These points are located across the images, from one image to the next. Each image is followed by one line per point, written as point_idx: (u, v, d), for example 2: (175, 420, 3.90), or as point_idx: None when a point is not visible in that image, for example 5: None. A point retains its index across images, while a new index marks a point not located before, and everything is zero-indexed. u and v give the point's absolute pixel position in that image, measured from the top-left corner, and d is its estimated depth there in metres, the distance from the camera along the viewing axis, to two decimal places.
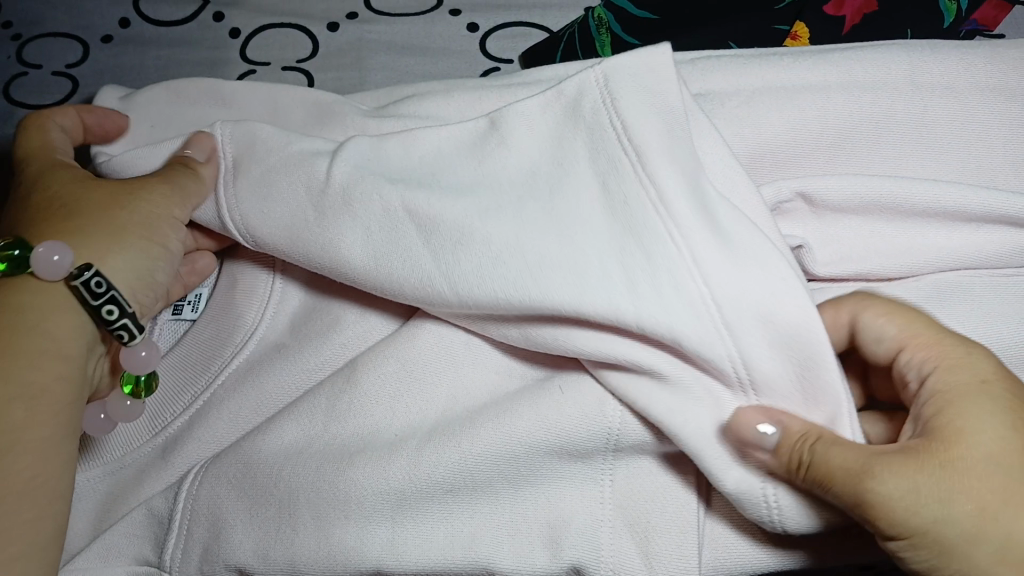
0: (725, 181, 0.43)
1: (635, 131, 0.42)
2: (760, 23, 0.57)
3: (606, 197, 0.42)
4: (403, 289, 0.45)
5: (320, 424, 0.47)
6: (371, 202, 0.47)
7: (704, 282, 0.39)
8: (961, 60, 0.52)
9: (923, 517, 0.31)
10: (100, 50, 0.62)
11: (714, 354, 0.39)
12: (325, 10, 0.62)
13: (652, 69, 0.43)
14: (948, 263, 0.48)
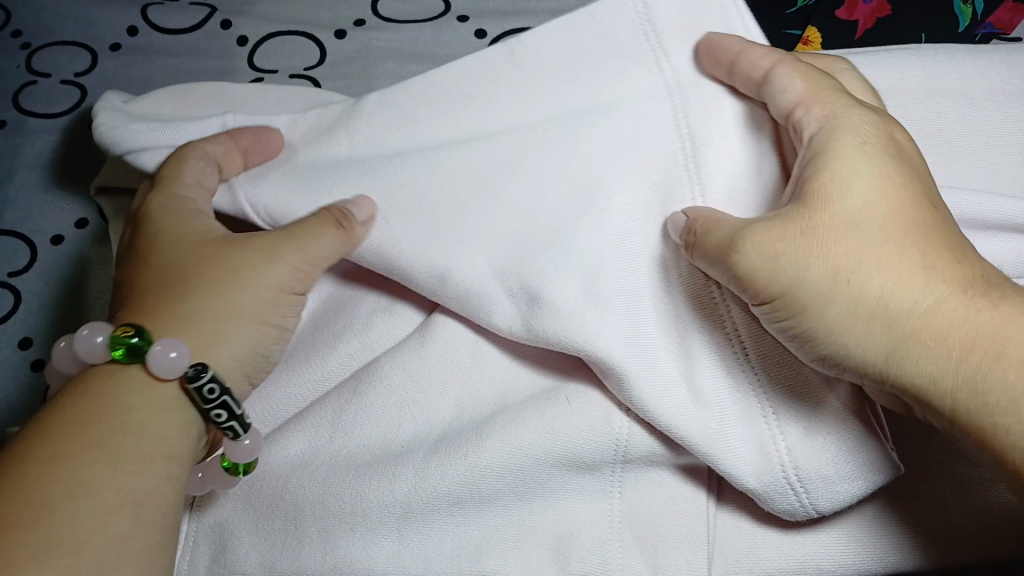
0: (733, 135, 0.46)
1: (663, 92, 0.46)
2: (770, 28, 0.56)
3: (634, 160, 0.45)
4: (425, 253, 0.45)
5: (326, 435, 0.47)
6: (394, 170, 0.47)
7: None
8: (973, 66, 0.52)
9: (784, 287, 0.36)
10: (109, 59, 0.62)
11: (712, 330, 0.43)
12: (333, 18, 0.62)
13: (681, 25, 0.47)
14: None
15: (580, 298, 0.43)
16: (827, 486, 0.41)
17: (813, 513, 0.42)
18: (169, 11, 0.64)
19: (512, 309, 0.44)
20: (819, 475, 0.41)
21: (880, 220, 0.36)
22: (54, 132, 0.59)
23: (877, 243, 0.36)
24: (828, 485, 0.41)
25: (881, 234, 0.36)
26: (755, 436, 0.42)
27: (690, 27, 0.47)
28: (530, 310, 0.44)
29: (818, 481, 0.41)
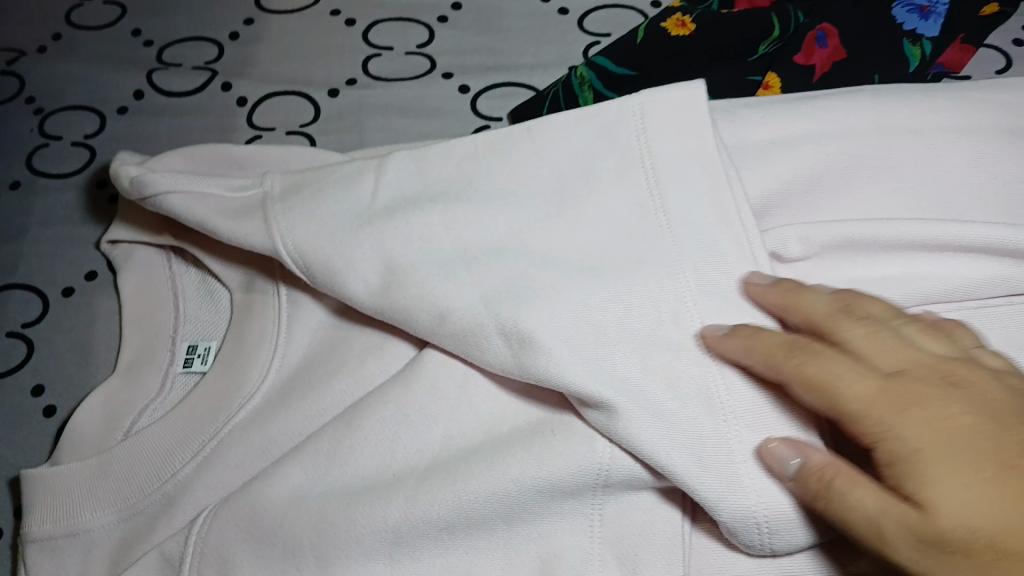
0: (718, 205, 0.51)
1: (657, 153, 0.53)
2: (733, 74, 0.60)
3: (627, 224, 0.51)
4: (430, 292, 0.50)
5: (322, 468, 0.49)
6: (411, 220, 0.52)
7: (705, 318, 0.48)
8: (925, 108, 0.55)
9: (957, 568, 0.34)
10: (117, 122, 0.66)
11: (711, 379, 0.46)
12: (325, 77, 0.66)
13: (683, 99, 0.54)
14: (917, 295, 0.51)
15: (565, 343, 0.47)
16: (791, 529, 0.43)
17: (769, 549, 0.45)
18: (172, 75, 0.68)
19: (503, 350, 0.48)
20: (785, 519, 0.43)
21: (957, 459, 0.35)
22: (65, 189, 0.63)
23: (945, 472, 0.35)
24: (792, 528, 0.43)
25: (958, 474, 0.35)
26: (733, 480, 0.44)
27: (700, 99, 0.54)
28: (519, 352, 0.48)
29: (784, 525, 0.43)
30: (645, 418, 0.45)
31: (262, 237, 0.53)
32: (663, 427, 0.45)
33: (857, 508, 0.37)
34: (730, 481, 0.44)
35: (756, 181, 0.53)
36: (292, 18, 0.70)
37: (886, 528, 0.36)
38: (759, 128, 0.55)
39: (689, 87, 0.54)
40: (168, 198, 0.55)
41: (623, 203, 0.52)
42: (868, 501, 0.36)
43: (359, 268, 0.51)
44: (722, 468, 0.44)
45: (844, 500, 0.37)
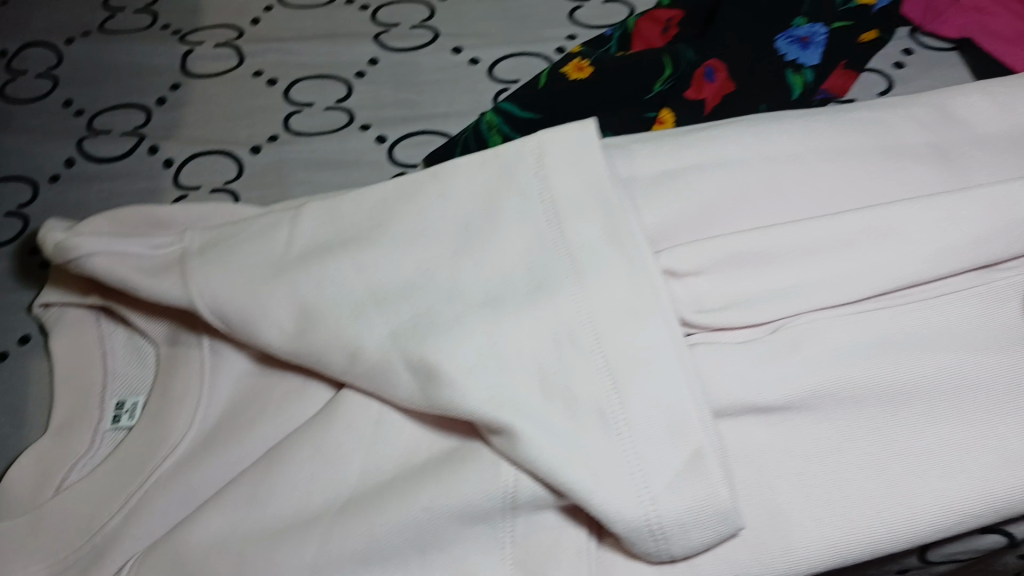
0: (610, 232, 0.54)
1: (556, 189, 0.56)
2: (630, 113, 0.64)
3: (529, 257, 0.54)
4: (342, 334, 0.53)
5: (243, 511, 0.50)
6: (324, 266, 0.55)
7: (598, 339, 0.51)
8: (801, 125, 0.60)
9: None
10: (49, 190, 0.68)
11: (602, 397, 0.50)
12: (248, 135, 0.69)
13: (575, 138, 0.57)
14: (803, 304, 0.54)
15: (468, 372, 0.50)
16: (682, 535, 0.47)
17: (669, 556, 0.48)
18: (102, 141, 0.71)
19: (413, 387, 0.51)
20: (678, 523, 0.47)
21: None
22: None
23: None
24: (684, 533, 0.47)
25: None
26: (627, 492, 0.47)
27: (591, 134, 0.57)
28: (428, 389, 0.50)
29: (676, 530, 0.47)
30: (541, 438, 0.48)
31: (181, 290, 0.55)
32: (559, 447, 0.48)
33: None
34: (623, 494, 0.47)
35: (651, 212, 0.57)
36: (217, 81, 0.73)
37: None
38: (649, 161, 0.59)
39: (580, 126, 0.57)
40: (91, 259, 0.57)
41: (523, 241, 0.55)
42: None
43: (273, 315, 0.54)
44: (615, 482, 0.47)
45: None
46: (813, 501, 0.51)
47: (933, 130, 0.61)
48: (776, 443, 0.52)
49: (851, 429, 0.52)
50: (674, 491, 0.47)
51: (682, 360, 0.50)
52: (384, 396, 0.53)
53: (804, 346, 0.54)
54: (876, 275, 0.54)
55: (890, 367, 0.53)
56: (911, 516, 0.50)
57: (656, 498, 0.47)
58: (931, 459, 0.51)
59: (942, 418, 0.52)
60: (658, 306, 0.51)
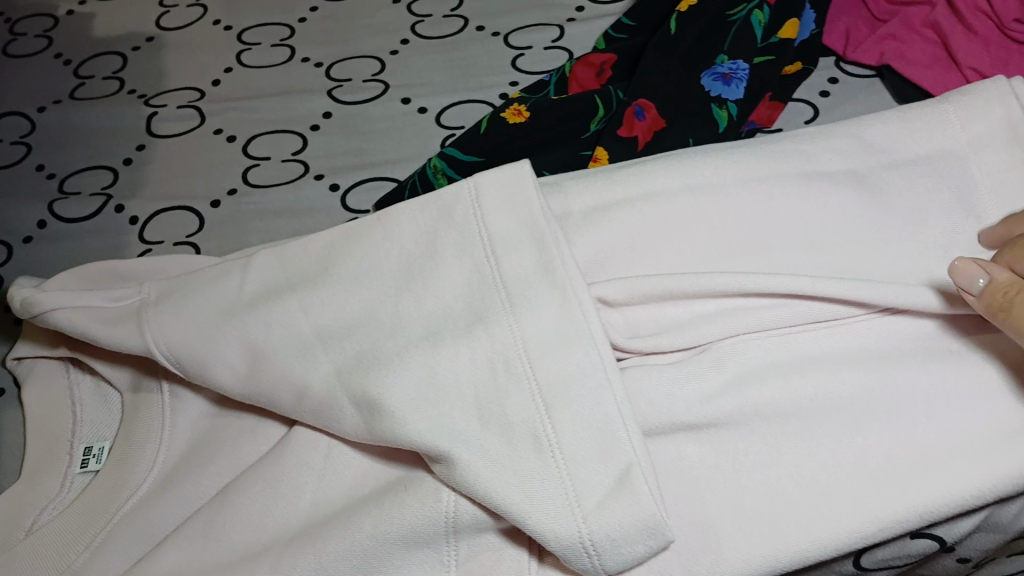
0: (541, 265, 0.57)
1: (491, 225, 0.59)
2: (567, 154, 0.68)
3: (467, 292, 0.57)
4: (290, 373, 0.56)
5: (200, 545, 0.53)
6: (273, 310, 0.58)
7: (532, 366, 0.54)
8: (721, 161, 0.62)
9: None
10: (21, 250, 0.72)
11: (536, 421, 0.52)
12: (209, 190, 0.73)
13: (512, 177, 0.60)
14: (729, 329, 0.56)
15: (410, 402, 0.53)
16: (614, 550, 0.49)
17: (603, 572, 0.50)
18: (72, 203, 0.74)
19: (357, 419, 0.54)
20: (608, 539, 0.49)
21: None
22: None
23: None
24: (615, 548, 0.49)
25: None
26: (559, 509, 0.50)
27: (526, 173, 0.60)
28: (373, 420, 0.53)
29: (607, 545, 0.49)
30: (478, 462, 0.51)
31: (139, 339, 0.58)
32: (495, 469, 0.51)
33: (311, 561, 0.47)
34: (554, 510, 0.50)
35: (585, 244, 0.60)
36: (180, 140, 0.77)
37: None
38: (582, 196, 0.62)
39: (518, 166, 0.60)
40: (55, 314, 0.60)
41: (460, 277, 0.58)
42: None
43: (225, 357, 0.57)
44: (547, 500, 0.50)
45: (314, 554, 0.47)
46: (745, 516, 0.50)
47: (855, 152, 0.63)
48: (708, 458, 0.52)
49: (780, 443, 0.52)
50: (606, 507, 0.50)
51: (611, 382, 0.52)
52: (332, 429, 0.55)
53: (729, 363, 0.55)
54: (800, 301, 0.56)
55: (810, 386, 0.54)
56: (835, 529, 0.49)
57: (588, 515, 0.50)
58: (859, 469, 0.51)
59: (868, 429, 0.52)
60: (589, 331, 0.54)
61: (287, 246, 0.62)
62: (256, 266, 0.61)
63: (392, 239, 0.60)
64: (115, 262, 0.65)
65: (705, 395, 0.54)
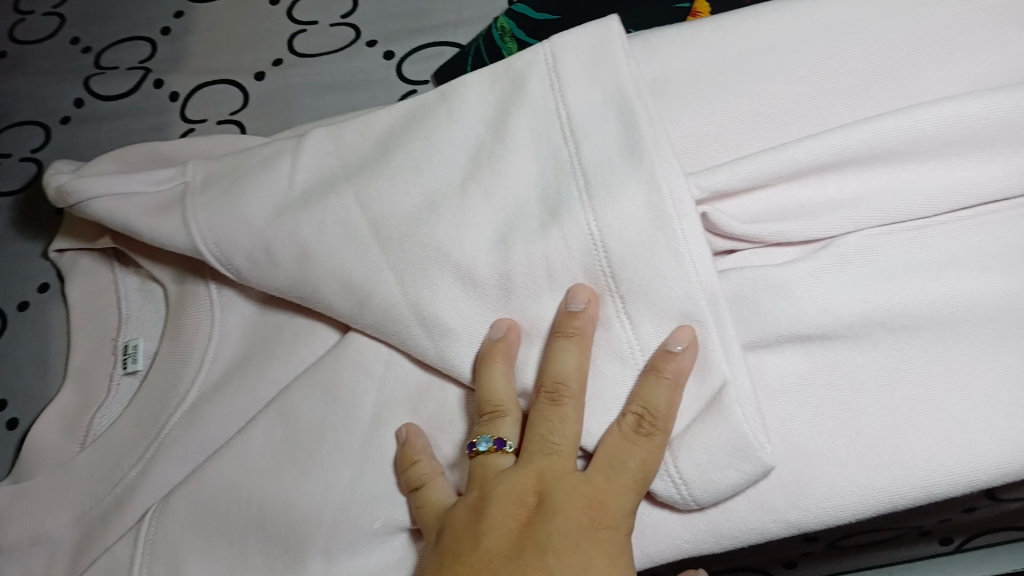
0: (625, 145, 0.47)
1: (570, 95, 0.49)
2: (658, 7, 0.58)
3: (542, 179, 0.49)
4: (348, 276, 0.50)
5: (259, 460, 0.50)
6: (328, 202, 0.51)
7: (613, 274, 0.46)
8: (860, 2, 0.51)
9: None
10: (60, 132, 0.67)
11: (618, 339, 0.46)
12: (253, 61, 0.66)
13: (597, 43, 0.50)
14: (866, 217, 0.46)
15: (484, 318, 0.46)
16: (703, 478, 0.43)
17: (695, 503, 0.44)
18: (110, 78, 0.68)
19: (422, 339, 0.48)
20: (695, 466, 0.43)
21: None
22: (19, 206, 0.65)
23: None
24: (705, 475, 0.43)
25: None
26: None
27: (602, 42, 0.50)
28: (437, 337, 0.48)
29: (695, 473, 0.43)
30: None
31: (182, 233, 0.53)
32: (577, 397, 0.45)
33: (619, 459, 0.43)
34: None
35: (690, 119, 0.49)
36: (220, 4, 0.70)
37: (540, 454, 0.43)
38: (684, 56, 0.51)
39: (606, 24, 0.50)
40: (93, 203, 0.56)
41: (534, 165, 0.49)
42: (634, 470, 0.42)
43: (275, 253, 0.51)
44: None
45: (577, 445, 0.44)
46: (861, 443, 0.43)
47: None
48: (821, 374, 0.45)
49: (908, 359, 0.44)
50: (699, 439, 0.43)
51: (703, 298, 0.44)
52: (392, 339, 0.50)
53: (855, 261, 0.46)
54: (959, 185, 0.46)
55: (950, 298, 0.45)
56: (972, 460, 0.42)
57: (677, 444, 0.44)
58: (998, 395, 0.43)
59: (1014, 346, 0.44)
60: (679, 229, 0.45)
61: (343, 129, 0.54)
62: (309, 147, 0.54)
63: (457, 116, 0.52)
64: (158, 145, 0.61)
65: (830, 292, 0.45)
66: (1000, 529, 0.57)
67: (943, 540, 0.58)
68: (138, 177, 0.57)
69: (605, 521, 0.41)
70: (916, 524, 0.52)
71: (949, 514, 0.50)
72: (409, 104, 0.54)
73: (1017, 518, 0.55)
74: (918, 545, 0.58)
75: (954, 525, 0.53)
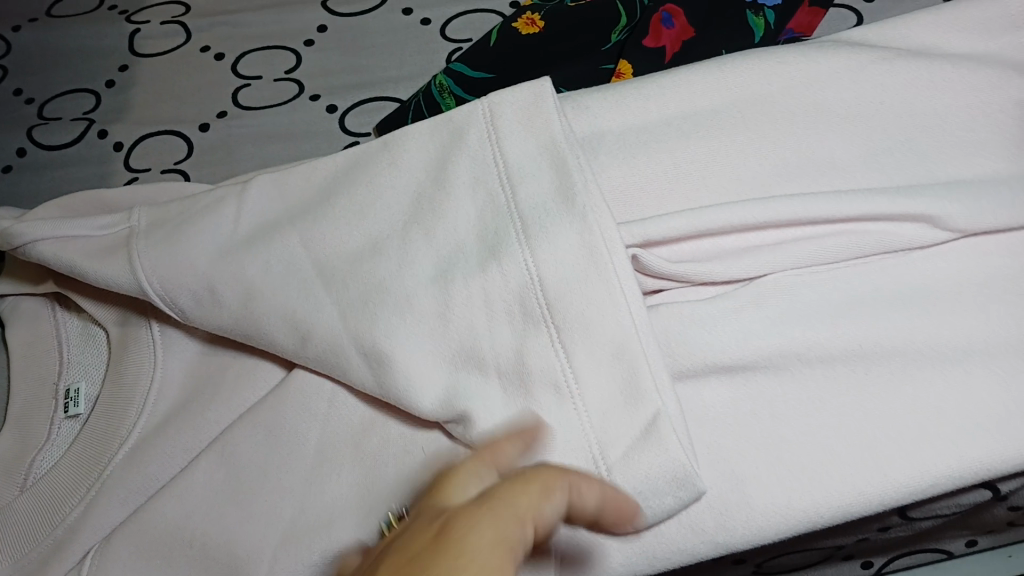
0: (559, 190, 0.50)
1: (507, 146, 0.53)
2: (586, 68, 0.63)
3: (480, 224, 0.51)
4: (292, 314, 0.51)
5: (205, 498, 0.51)
6: (273, 244, 0.53)
7: (549, 306, 0.48)
8: (767, 67, 0.56)
9: None
10: (0, 181, 0.67)
11: (552, 364, 0.48)
12: (197, 114, 0.68)
13: (532, 100, 0.53)
14: (783, 261, 0.50)
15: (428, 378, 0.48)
16: (642, 505, 0.46)
17: (632, 528, 0.46)
18: (52, 128, 0.69)
19: (363, 370, 0.50)
20: (635, 493, 0.45)
21: None
22: None
23: None
24: (644, 502, 0.45)
25: None
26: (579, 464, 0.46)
27: (535, 100, 0.53)
28: (376, 367, 0.49)
29: (635, 500, 0.45)
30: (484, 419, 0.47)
31: (128, 275, 0.54)
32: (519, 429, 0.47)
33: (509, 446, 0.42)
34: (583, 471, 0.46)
35: (619, 170, 0.53)
36: (164, 59, 0.72)
37: None
38: (610, 115, 0.55)
39: (541, 83, 0.53)
40: (39, 246, 0.57)
41: (473, 209, 0.52)
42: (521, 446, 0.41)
43: (220, 292, 0.53)
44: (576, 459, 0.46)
45: None
46: (782, 467, 0.46)
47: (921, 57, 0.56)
48: (743, 405, 0.48)
49: (823, 389, 0.48)
50: (642, 466, 0.45)
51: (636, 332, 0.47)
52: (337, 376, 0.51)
53: (771, 301, 0.50)
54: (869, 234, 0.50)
55: (859, 334, 0.49)
56: (885, 481, 0.46)
57: (613, 470, 0.46)
58: (905, 420, 0.47)
59: (918, 375, 0.48)
60: (612, 270, 0.48)
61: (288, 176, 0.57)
62: (255, 194, 0.56)
63: (399, 165, 0.54)
64: (105, 193, 0.62)
65: (750, 329, 0.49)
66: (916, 551, 0.61)
67: (863, 564, 0.62)
68: (83, 221, 0.58)
69: (465, 473, 0.34)
70: (835, 545, 0.55)
71: (866, 534, 0.54)
72: (352, 155, 0.56)
73: (929, 539, 0.59)
74: (840, 568, 0.62)
75: (871, 545, 0.57)
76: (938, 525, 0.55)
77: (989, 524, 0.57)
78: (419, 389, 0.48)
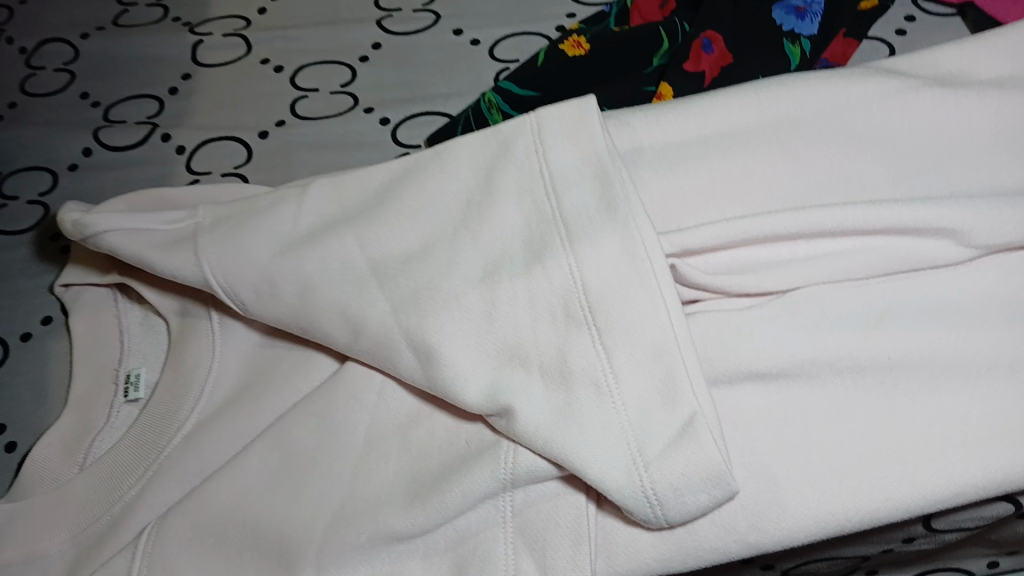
0: (602, 199, 0.53)
1: (553, 157, 0.56)
2: (629, 86, 0.66)
3: (526, 230, 0.54)
4: (348, 309, 0.54)
5: (258, 478, 0.54)
6: (330, 242, 0.56)
7: (591, 308, 0.51)
8: (803, 91, 0.59)
9: None
10: (66, 178, 0.71)
11: (591, 362, 0.50)
12: (255, 121, 0.72)
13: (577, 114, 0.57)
14: (816, 274, 0.53)
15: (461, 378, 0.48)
16: (677, 501, 0.48)
17: (666, 522, 0.49)
18: (117, 131, 0.73)
19: (413, 366, 0.53)
20: (671, 488, 0.48)
21: None
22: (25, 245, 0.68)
23: None
24: (679, 498, 0.48)
25: None
26: (618, 457, 0.48)
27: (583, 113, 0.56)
28: (426, 365, 0.52)
29: (670, 494, 0.48)
30: (525, 412, 0.50)
31: (192, 267, 0.57)
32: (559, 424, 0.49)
33: None
34: (621, 463, 0.48)
35: (661, 184, 0.56)
36: (225, 70, 0.76)
37: None
38: (652, 132, 0.58)
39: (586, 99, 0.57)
40: (107, 236, 0.60)
41: (520, 215, 0.55)
42: None
43: (279, 285, 0.56)
44: (616, 450, 0.48)
45: None
46: (811, 470, 0.49)
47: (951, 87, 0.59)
48: (774, 410, 0.51)
49: (851, 398, 0.50)
50: (676, 462, 0.48)
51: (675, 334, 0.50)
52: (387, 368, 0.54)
53: (804, 309, 0.52)
54: (896, 250, 0.52)
55: (888, 346, 0.51)
56: (910, 487, 0.48)
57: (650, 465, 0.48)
58: (930, 430, 0.49)
59: (943, 388, 0.50)
60: (653, 275, 0.51)
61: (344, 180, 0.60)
62: (312, 196, 0.60)
63: (449, 172, 0.57)
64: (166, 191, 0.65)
65: (785, 336, 0.51)
66: (938, 569, 0.63)
67: None
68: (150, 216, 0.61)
69: None
70: (861, 555, 0.57)
71: (891, 544, 0.56)
72: (405, 162, 0.59)
73: (951, 555, 0.61)
74: None
75: (895, 558, 0.59)
76: (961, 539, 0.57)
77: (1010, 542, 0.60)
78: (465, 382, 0.51)
